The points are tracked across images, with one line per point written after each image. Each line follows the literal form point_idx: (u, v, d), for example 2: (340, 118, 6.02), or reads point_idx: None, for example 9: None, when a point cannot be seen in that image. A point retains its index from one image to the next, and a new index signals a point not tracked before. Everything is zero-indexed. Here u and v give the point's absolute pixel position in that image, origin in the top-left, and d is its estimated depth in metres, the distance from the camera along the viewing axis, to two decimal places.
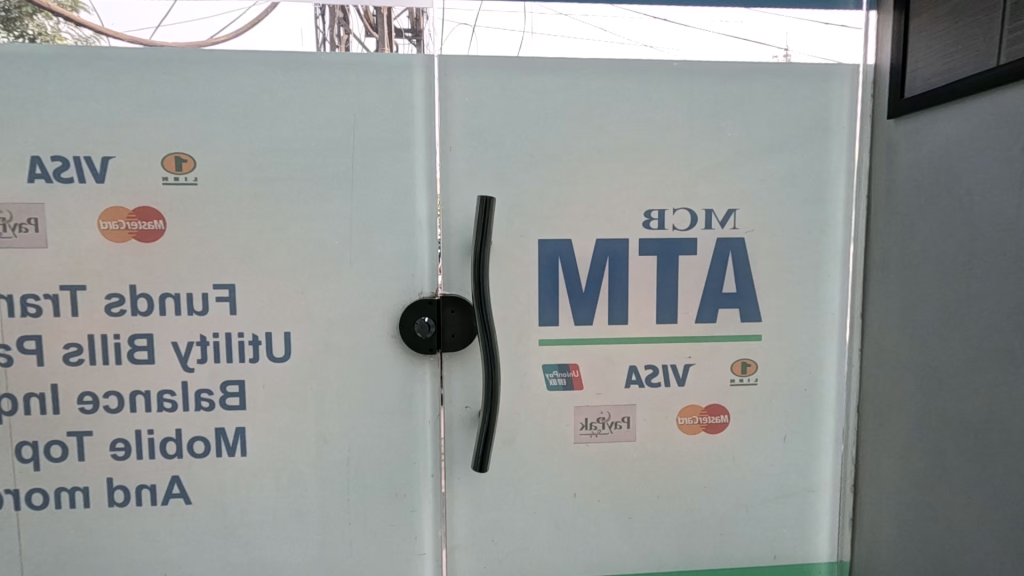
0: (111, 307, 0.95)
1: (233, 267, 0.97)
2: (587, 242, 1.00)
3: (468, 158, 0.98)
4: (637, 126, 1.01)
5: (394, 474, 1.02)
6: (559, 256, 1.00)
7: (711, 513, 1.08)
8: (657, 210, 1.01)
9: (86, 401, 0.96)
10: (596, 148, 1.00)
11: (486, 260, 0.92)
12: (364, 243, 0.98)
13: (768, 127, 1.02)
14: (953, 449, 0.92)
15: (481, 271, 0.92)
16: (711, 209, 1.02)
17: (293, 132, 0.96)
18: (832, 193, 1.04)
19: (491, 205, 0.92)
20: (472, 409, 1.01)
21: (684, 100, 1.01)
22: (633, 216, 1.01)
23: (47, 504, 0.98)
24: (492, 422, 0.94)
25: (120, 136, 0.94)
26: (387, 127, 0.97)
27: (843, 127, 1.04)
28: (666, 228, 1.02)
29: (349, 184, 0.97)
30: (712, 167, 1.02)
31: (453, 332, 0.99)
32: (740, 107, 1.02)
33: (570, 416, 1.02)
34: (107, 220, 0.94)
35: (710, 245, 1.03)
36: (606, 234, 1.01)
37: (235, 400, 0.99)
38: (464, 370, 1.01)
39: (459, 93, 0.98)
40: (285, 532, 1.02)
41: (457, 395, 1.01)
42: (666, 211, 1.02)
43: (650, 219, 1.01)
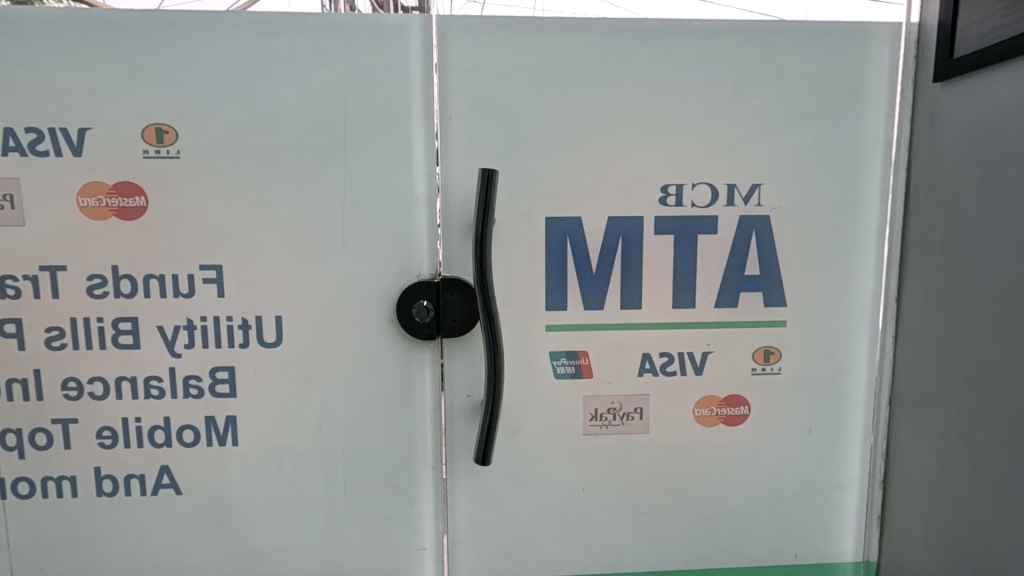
0: (93, 289, 0.90)
1: (219, 246, 0.91)
2: (598, 219, 0.93)
3: (469, 128, 0.90)
4: (654, 93, 0.92)
5: (393, 466, 0.97)
6: (568, 235, 0.93)
7: (728, 509, 1.02)
8: (674, 185, 0.94)
9: (70, 387, 0.92)
10: (610, 117, 0.92)
11: (488, 239, 0.85)
12: (358, 221, 0.92)
13: (798, 93, 0.93)
14: (995, 445, 0.85)
15: (483, 250, 0.86)
16: (733, 184, 0.94)
17: (281, 101, 0.89)
18: (867, 167, 0.95)
19: (494, 177, 0.84)
20: (475, 398, 0.95)
21: (707, 64, 0.92)
22: (648, 192, 0.93)
23: (34, 493, 0.94)
24: (495, 412, 0.88)
25: (98, 106, 0.88)
26: (381, 94, 0.90)
27: (881, 93, 0.94)
28: (685, 205, 0.94)
29: (343, 157, 0.90)
30: (736, 138, 0.94)
31: (454, 317, 0.93)
32: (768, 72, 0.93)
33: (579, 406, 0.96)
34: (86, 197, 0.89)
35: (732, 224, 0.95)
36: (618, 211, 0.93)
37: (225, 388, 0.94)
38: (465, 357, 0.95)
39: (459, 57, 0.90)
40: (279, 524, 0.98)
41: (459, 383, 0.95)
42: (684, 186, 0.94)
43: (667, 195, 0.94)
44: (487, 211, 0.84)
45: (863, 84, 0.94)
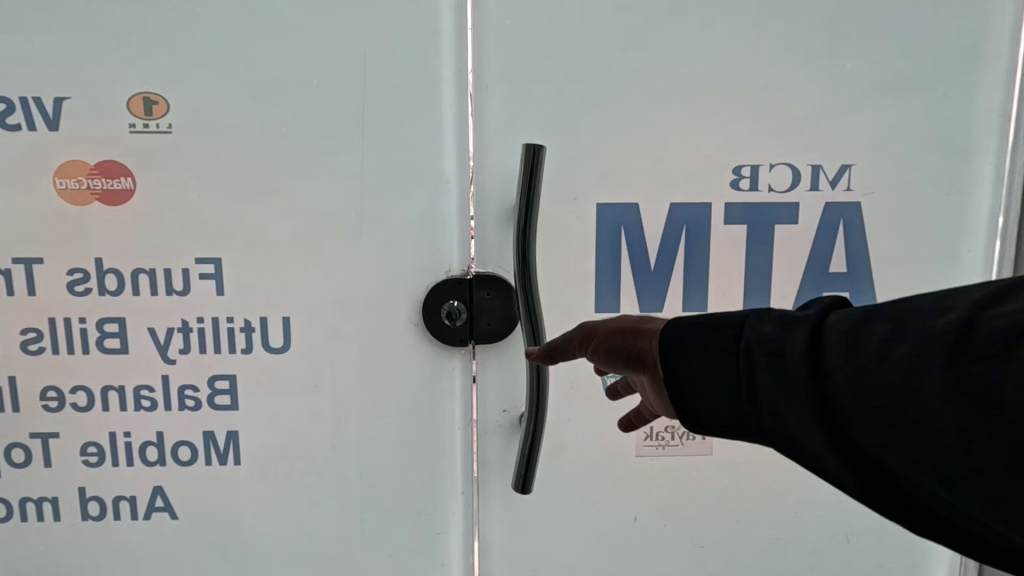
0: (74, 286, 0.78)
1: (218, 236, 0.79)
2: (658, 207, 0.79)
3: (509, 98, 0.77)
4: (727, 56, 0.78)
5: (417, 490, 0.85)
6: (623, 225, 0.79)
7: (799, 542, 0.88)
8: (749, 166, 0.79)
9: (50, 397, 0.81)
10: (674, 86, 0.78)
11: (533, 229, 0.72)
12: (378, 208, 0.79)
13: (899, 56, 0.79)
14: None
15: (527, 244, 0.72)
16: (820, 165, 0.80)
17: (289, 65, 0.76)
18: (979, 144, 0.80)
19: (540, 155, 0.70)
20: (511, 414, 0.83)
21: (791, 21, 0.78)
22: (718, 174, 0.80)
23: (12, 516, 0.83)
24: (538, 433, 0.75)
25: (76, 71, 0.75)
26: (406, 58, 0.76)
27: (1001, 55, 0.79)
28: (761, 190, 0.80)
29: (361, 132, 0.77)
30: (821, 110, 0.80)
31: (490, 319, 0.81)
32: (864, 31, 0.78)
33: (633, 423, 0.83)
34: (65, 178, 0.77)
35: (816, 212, 0.80)
36: (682, 197, 0.79)
37: (225, 399, 0.82)
38: (501, 365, 0.82)
39: (498, 13, 0.76)
40: (288, 552, 0.87)
41: (494, 396, 0.83)
42: (760, 168, 0.79)
43: (740, 178, 0.80)
44: (531, 200, 0.71)
45: (980, 43, 0.79)
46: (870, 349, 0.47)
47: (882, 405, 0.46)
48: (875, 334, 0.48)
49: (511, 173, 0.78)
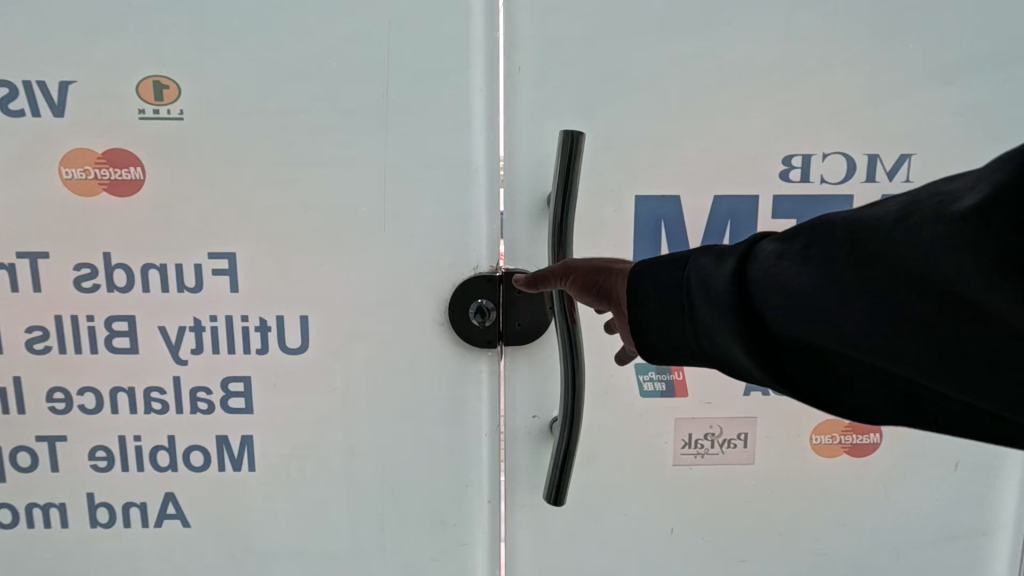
0: (82, 281, 0.74)
1: (233, 230, 0.74)
2: (701, 199, 0.74)
3: (543, 82, 0.72)
4: (777, 37, 0.73)
5: (441, 499, 0.80)
6: (663, 219, 0.74)
7: (845, 557, 0.83)
8: (800, 156, 0.75)
9: (56, 399, 0.77)
10: (719, 69, 0.73)
11: (570, 224, 0.67)
12: (401, 200, 0.74)
13: (959, 39, 0.74)
14: None
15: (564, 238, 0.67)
16: (876, 154, 0.75)
17: (308, 46, 0.71)
18: None
19: (580, 141, 0.66)
20: (541, 419, 0.79)
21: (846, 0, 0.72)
22: (765, 165, 0.75)
23: (18, 523, 0.80)
24: (573, 440, 0.70)
25: (83, 53, 0.71)
26: (433, 38, 0.71)
27: None
28: (813, 181, 0.75)
29: (385, 118, 0.72)
30: (876, 96, 0.74)
31: (519, 320, 0.76)
32: (922, 12, 0.73)
33: (669, 430, 0.78)
34: (71, 168, 0.72)
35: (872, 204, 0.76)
36: (727, 189, 0.75)
37: (240, 402, 0.78)
38: (531, 369, 0.78)
39: None
40: (305, 562, 0.83)
41: (525, 400, 0.78)
42: (814, 156, 0.75)
43: (791, 168, 0.75)
44: (568, 189, 0.66)
45: None
46: (790, 261, 0.49)
47: (810, 310, 0.47)
48: (793, 248, 0.49)
49: (543, 165, 0.74)
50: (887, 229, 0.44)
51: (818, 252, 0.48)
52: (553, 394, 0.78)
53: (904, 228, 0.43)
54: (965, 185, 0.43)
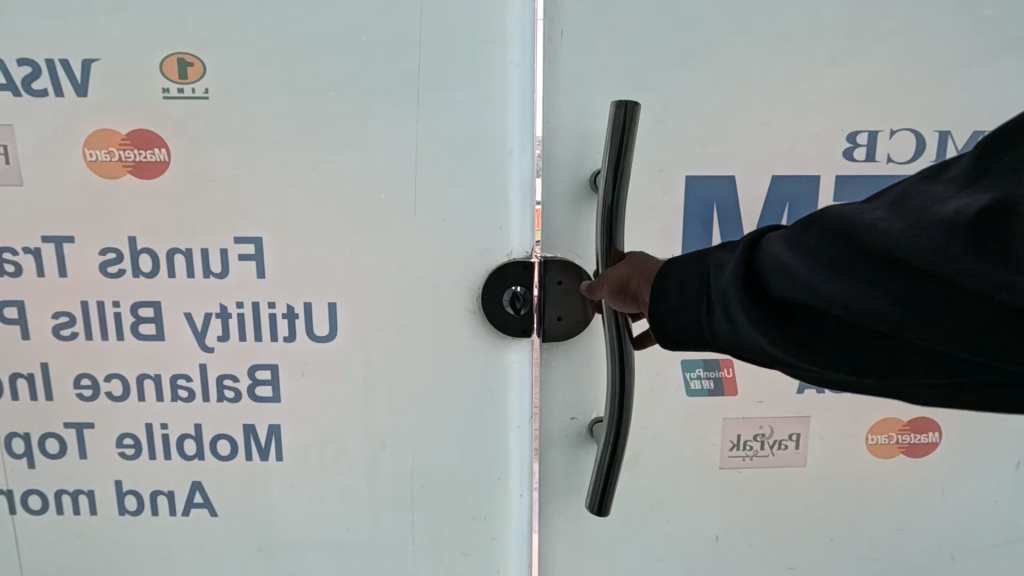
0: (107, 266, 0.73)
1: (259, 213, 0.72)
2: (752, 181, 0.71)
3: (584, 57, 0.68)
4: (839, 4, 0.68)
5: (473, 491, 0.78)
6: (715, 201, 0.72)
7: (892, 556, 0.80)
8: (866, 132, 0.71)
9: (83, 386, 0.76)
10: (774, 40, 0.68)
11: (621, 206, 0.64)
12: (432, 182, 0.71)
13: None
14: None
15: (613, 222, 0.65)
16: (948, 131, 0.71)
17: (336, 19, 0.68)
18: None
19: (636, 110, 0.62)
20: (580, 420, 0.78)
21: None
22: (822, 143, 0.71)
23: (47, 509, 0.79)
24: (619, 446, 0.67)
25: (104, 29, 0.68)
26: (467, 10, 0.68)
27: None
28: (878, 160, 0.71)
29: (415, 97, 0.69)
30: (944, 69, 0.69)
31: (559, 314, 0.73)
32: None
33: (716, 433, 0.75)
34: (94, 149, 0.70)
35: None
36: (784, 168, 0.71)
37: (267, 391, 0.76)
38: (570, 368, 0.75)
39: None
40: (333, 553, 0.81)
41: (566, 399, 0.77)
42: (880, 133, 0.71)
43: (856, 146, 0.71)
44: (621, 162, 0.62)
45: None
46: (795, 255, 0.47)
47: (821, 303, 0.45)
48: (793, 241, 0.48)
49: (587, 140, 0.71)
50: (881, 222, 0.43)
51: (820, 247, 0.46)
52: (594, 389, 0.76)
53: (898, 223, 0.42)
54: (949, 183, 0.42)
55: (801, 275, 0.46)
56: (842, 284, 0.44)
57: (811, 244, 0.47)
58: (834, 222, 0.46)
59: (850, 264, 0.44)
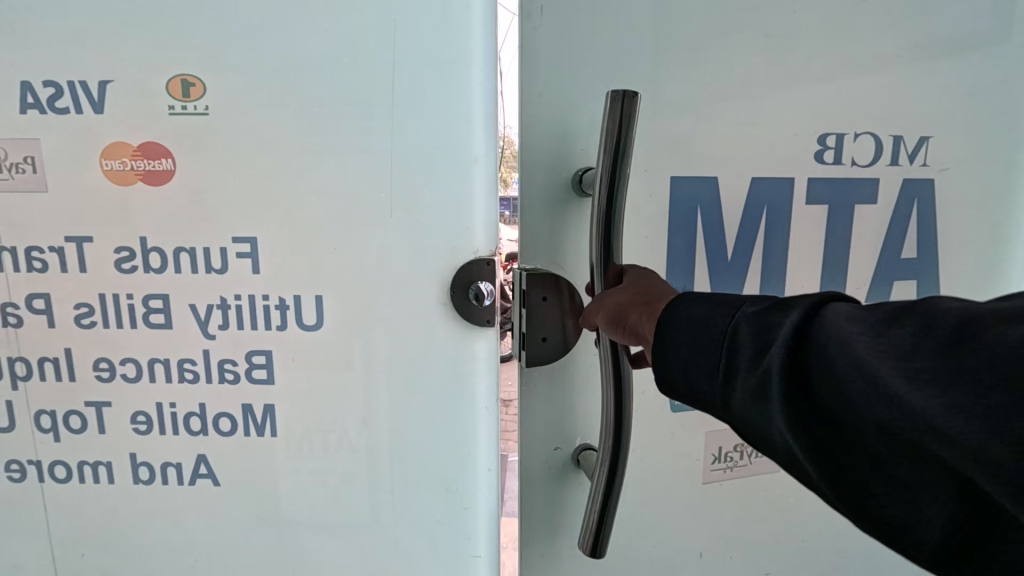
0: (121, 263, 0.82)
1: (253, 215, 0.81)
2: (720, 183, 0.95)
3: (554, 89, 0.84)
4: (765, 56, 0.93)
5: (448, 467, 0.87)
6: (700, 203, 0.94)
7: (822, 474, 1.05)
8: (834, 136, 0.98)
9: (102, 368, 0.85)
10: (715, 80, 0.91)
11: (617, 224, 0.75)
12: (405, 189, 0.80)
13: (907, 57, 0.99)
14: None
15: (610, 237, 0.75)
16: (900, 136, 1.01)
17: (321, 44, 0.76)
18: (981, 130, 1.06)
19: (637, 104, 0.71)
20: (563, 449, 0.94)
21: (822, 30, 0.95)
22: (785, 156, 0.97)
23: (72, 478, 0.89)
24: (615, 479, 0.78)
25: (117, 56, 0.77)
26: (436, 36, 0.77)
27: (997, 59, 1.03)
28: (842, 159, 1.00)
29: (389, 112, 0.78)
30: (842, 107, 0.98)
31: (544, 335, 0.82)
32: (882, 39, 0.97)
33: (703, 454, 1.00)
34: (110, 159, 0.80)
35: (868, 186, 1.02)
36: (762, 172, 0.96)
37: (262, 373, 0.85)
38: (552, 402, 0.93)
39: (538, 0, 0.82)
40: (321, 521, 0.90)
41: (552, 433, 0.94)
42: (844, 136, 0.99)
43: (826, 148, 0.99)
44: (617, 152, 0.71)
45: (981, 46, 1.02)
46: (861, 340, 0.49)
47: (865, 391, 0.48)
48: (868, 326, 0.49)
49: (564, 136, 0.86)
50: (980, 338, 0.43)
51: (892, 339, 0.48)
52: (572, 423, 0.94)
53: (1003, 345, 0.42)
54: None
55: (859, 359, 0.48)
56: (900, 379, 0.46)
57: (893, 334, 0.48)
58: (924, 321, 0.46)
59: (920, 365, 0.46)
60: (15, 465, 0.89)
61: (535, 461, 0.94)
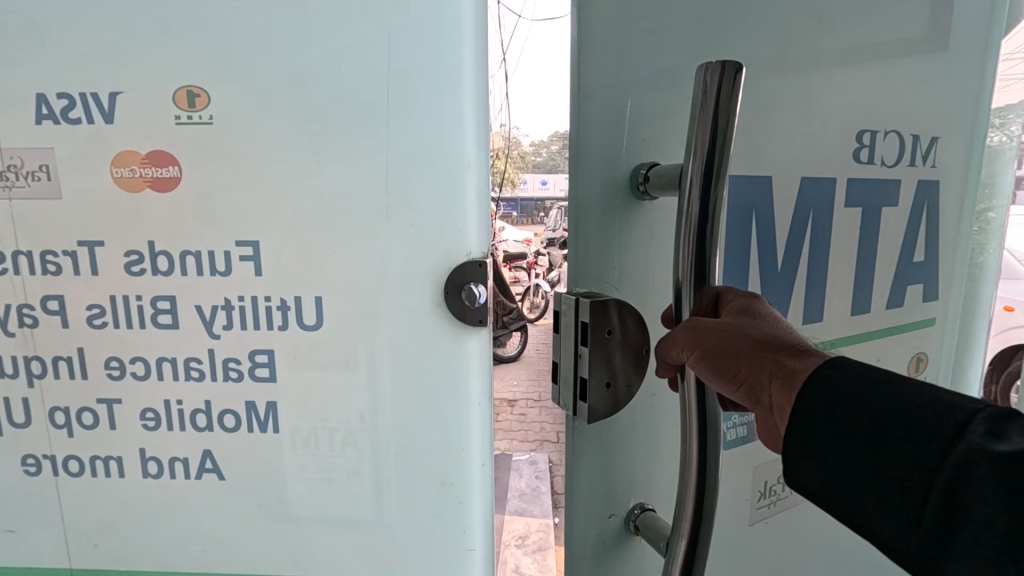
0: (131, 265, 0.86)
1: (256, 220, 0.84)
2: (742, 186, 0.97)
3: (596, 87, 0.84)
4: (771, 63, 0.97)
5: (444, 463, 0.90)
6: (756, 209, 1.00)
7: None
8: (868, 135, 1.12)
9: (113, 366, 0.89)
10: None
11: (712, 236, 0.76)
12: (399, 191, 0.83)
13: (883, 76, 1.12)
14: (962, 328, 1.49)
15: (707, 247, 0.77)
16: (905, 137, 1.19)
17: (324, 54, 0.80)
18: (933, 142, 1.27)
19: (739, 82, 0.71)
20: (615, 515, 0.98)
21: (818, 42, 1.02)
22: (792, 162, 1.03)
23: (84, 472, 0.93)
24: (700, 560, 0.79)
25: (127, 70, 0.81)
26: (425, 45, 0.80)
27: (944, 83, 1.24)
28: (872, 156, 1.14)
29: (385, 119, 0.81)
30: (832, 114, 1.07)
31: (607, 380, 0.86)
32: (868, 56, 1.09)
33: (750, 491, 1.13)
34: (120, 167, 0.84)
35: (851, 187, 1.13)
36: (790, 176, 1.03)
37: (265, 371, 0.88)
38: (600, 466, 0.96)
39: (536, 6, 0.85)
40: (323, 516, 0.93)
41: (603, 500, 0.97)
42: (875, 136, 1.13)
43: (861, 147, 1.12)
44: (716, 130, 0.71)
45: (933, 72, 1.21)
46: None
47: None
48: None
49: (618, 128, 0.86)
50: None
51: None
52: (619, 486, 0.98)
53: None
54: None
55: None
56: None
57: None
58: None
59: None
60: (31, 459, 0.93)
61: (590, 535, 0.96)
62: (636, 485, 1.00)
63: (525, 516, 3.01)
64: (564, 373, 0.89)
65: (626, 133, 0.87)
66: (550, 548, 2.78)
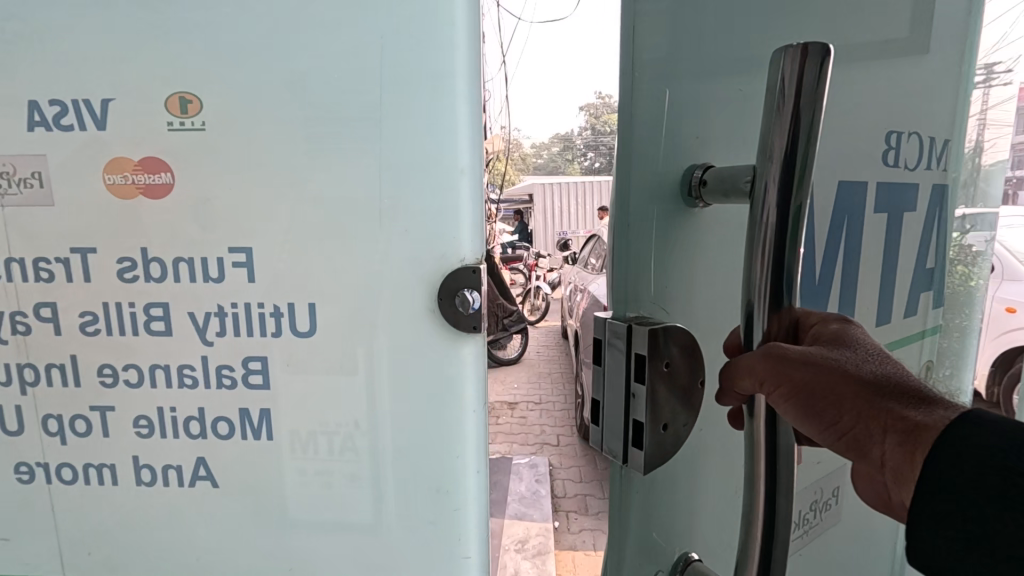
0: (124, 272, 0.85)
1: (249, 227, 0.84)
2: None
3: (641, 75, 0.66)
4: None
5: (440, 471, 0.90)
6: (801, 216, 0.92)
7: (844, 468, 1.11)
8: (894, 136, 1.09)
9: (106, 374, 0.89)
10: None
11: (791, 258, 0.57)
12: (392, 197, 0.82)
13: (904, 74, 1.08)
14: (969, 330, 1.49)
15: (786, 270, 0.57)
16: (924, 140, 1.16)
17: (317, 60, 0.79)
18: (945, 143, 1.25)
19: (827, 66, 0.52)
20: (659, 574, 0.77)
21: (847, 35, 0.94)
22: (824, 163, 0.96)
23: (77, 480, 0.93)
24: None
25: (118, 76, 0.81)
26: (417, 50, 0.80)
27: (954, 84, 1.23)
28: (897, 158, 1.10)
29: (378, 124, 0.80)
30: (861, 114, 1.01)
31: (664, 422, 0.68)
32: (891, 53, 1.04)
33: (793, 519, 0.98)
34: (113, 174, 0.84)
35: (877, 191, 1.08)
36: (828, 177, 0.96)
37: (258, 378, 0.88)
38: (642, 517, 0.75)
39: None
40: (318, 523, 0.93)
41: (644, 559, 0.76)
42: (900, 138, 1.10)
43: (889, 148, 1.08)
44: (798, 129, 0.53)
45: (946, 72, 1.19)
46: None
47: None
48: None
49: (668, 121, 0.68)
50: None
51: None
52: (663, 541, 0.77)
53: None
54: None
55: None
56: None
57: None
58: None
59: None
60: (24, 467, 0.93)
61: None
62: (678, 535, 0.79)
63: (525, 520, 3.00)
64: (608, 417, 0.70)
65: (678, 125, 0.69)
66: (549, 553, 2.76)
